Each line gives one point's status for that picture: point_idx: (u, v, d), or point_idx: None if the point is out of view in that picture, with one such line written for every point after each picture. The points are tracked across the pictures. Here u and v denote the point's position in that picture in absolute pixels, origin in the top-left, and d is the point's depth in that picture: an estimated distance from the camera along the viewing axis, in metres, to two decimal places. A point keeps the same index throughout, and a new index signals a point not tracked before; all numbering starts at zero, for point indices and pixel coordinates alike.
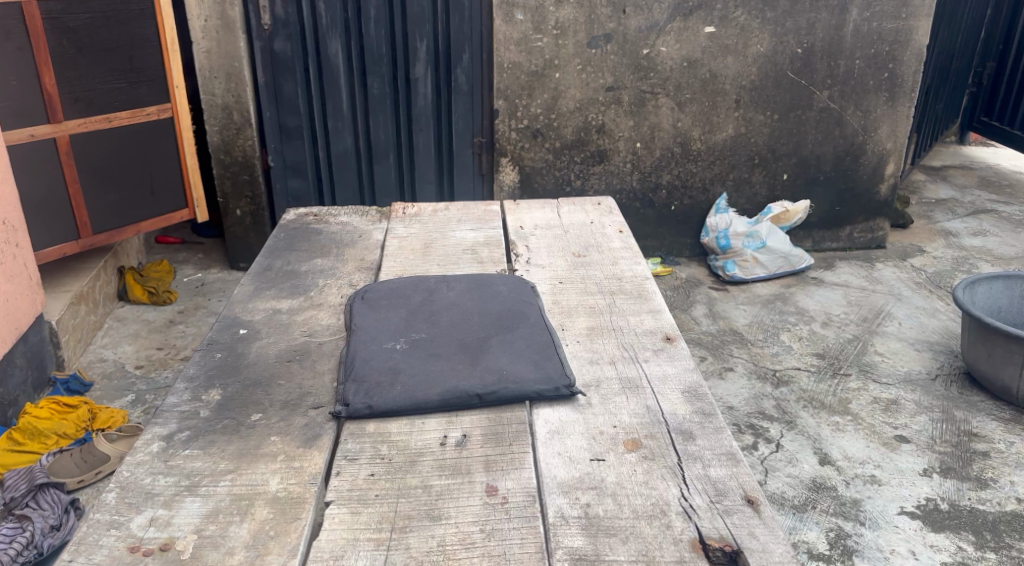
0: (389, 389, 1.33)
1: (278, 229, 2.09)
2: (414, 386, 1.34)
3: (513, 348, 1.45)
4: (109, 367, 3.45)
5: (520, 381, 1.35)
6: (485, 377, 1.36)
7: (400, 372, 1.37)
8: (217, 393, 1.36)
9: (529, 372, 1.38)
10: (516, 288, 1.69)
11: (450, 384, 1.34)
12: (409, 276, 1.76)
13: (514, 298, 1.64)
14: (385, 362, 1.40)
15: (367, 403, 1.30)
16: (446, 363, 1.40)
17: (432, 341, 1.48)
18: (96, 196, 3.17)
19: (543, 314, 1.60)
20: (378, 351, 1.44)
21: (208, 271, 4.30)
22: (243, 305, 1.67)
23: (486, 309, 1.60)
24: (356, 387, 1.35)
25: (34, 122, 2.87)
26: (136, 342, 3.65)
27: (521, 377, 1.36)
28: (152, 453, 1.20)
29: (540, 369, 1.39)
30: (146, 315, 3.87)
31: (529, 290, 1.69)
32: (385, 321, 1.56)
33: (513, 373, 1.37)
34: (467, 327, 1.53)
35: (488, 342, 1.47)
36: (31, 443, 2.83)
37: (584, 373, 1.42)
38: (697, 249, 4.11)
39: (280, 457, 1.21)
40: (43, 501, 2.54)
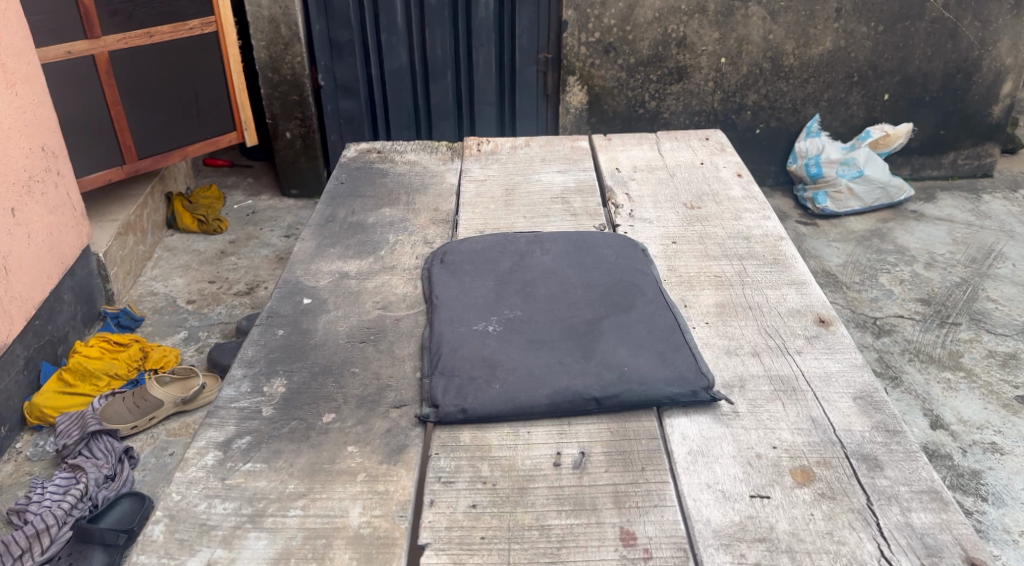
0: (485, 389, 1.09)
1: (339, 170, 1.83)
2: (515, 384, 1.09)
3: (632, 336, 1.19)
4: (160, 301, 3.28)
5: (648, 380, 1.10)
6: (602, 374, 1.10)
7: (499, 366, 1.12)
8: (282, 384, 1.14)
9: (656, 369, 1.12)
10: (623, 254, 1.40)
11: (562, 383, 1.09)
12: (495, 233, 1.50)
13: (624, 270, 1.36)
14: (478, 350, 1.15)
15: (463, 406, 1.06)
16: (551, 354, 1.15)
17: (533, 322, 1.22)
18: (140, 119, 2.94)
19: (661, 287, 1.33)
20: (468, 335, 1.19)
21: (258, 198, 4.08)
22: (304, 267, 1.43)
23: (593, 281, 1.33)
24: (446, 382, 1.10)
25: (70, 38, 2.63)
26: (187, 274, 3.47)
27: (648, 374, 1.11)
28: (208, 468, 0.99)
29: (670, 366, 1.13)
30: (196, 246, 3.68)
31: (641, 258, 1.41)
32: (471, 294, 1.30)
33: (637, 369, 1.12)
34: (572, 307, 1.26)
35: (599, 328, 1.21)
36: (83, 385, 2.67)
37: (721, 369, 1.17)
38: (783, 181, 3.73)
39: (361, 476, 0.98)
40: (96, 450, 2.38)
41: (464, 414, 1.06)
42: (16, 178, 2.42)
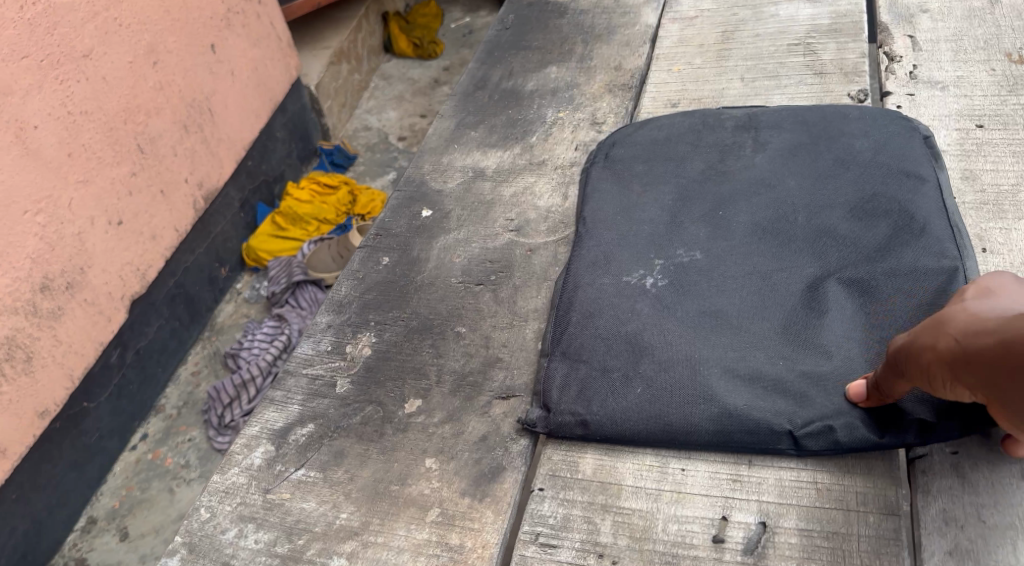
0: (620, 393, 0.73)
1: (507, 8, 1.42)
2: (666, 390, 0.72)
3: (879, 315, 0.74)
4: (373, 137, 3.14)
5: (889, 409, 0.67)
6: (808, 392, 0.70)
7: (648, 353, 0.75)
8: (368, 345, 0.86)
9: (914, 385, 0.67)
10: (886, 153, 0.89)
11: (744, 400, 0.70)
12: (694, 110, 1.04)
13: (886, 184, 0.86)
14: (622, 320, 0.78)
15: (584, 419, 0.73)
16: (732, 341, 0.75)
17: (718, 276, 0.81)
18: None
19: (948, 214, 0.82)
20: (615, 291, 0.81)
21: (477, 14, 3.71)
22: (435, 160, 1.11)
23: (830, 206, 0.85)
24: (568, 373, 0.76)
25: None
26: (400, 107, 3.28)
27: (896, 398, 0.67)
28: (253, 471, 0.76)
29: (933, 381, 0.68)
30: (411, 73, 3.43)
31: (921, 156, 0.88)
32: (633, 216, 0.90)
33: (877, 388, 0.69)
34: (789, 248, 0.82)
35: (825, 295, 0.76)
36: (294, 229, 2.44)
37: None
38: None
39: (435, 516, 0.70)
40: (303, 300, 2.24)
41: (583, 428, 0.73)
42: (216, 10, 2.09)
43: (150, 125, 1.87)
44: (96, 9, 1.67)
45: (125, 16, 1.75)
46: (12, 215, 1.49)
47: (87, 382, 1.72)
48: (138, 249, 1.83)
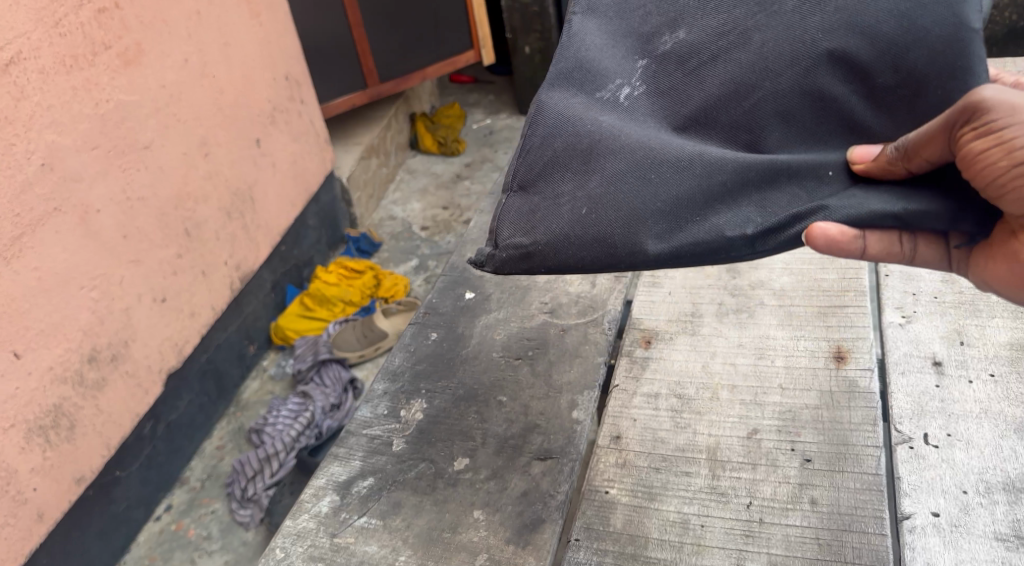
0: (566, 210, 0.85)
1: None
2: (609, 211, 0.83)
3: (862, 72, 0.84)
4: (397, 227, 3.32)
5: (850, 204, 0.81)
6: (765, 193, 0.83)
7: (597, 170, 0.85)
8: (420, 411, 0.97)
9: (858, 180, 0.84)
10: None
11: (678, 213, 0.82)
12: None
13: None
14: (577, 129, 0.87)
15: (527, 250, 0.85)
16: (674, 151, 0.85)
17: (675, 84, 0.91)
18: (382, 39, 2.91)
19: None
20: (578, 105, 0.89)
21: (498, 116, 3.96)
22: (475, 250, 1.24)
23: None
24: (520, 205, 0.88)
25: None
26: (424, 199, 3.47)
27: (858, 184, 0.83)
28: (320, 518, 0.85)
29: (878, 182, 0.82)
30: (434, 168, 3.64)
31: None
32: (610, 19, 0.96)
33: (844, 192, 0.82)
34: (752, 41, 0.88)
35: (797, 83, 0.86)
36: (320, 310, 2.60)
37: (992, 459, 0.85)
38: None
39: (483, 559, 0.80)
40: (327, 377, 2.36)
41: (537, 252, 0.85)
42: (261, 109, 2.31)
43: (198, 211, 2.04)
44: (159, 105, 1.86)
45: (183, 113, 1.94)
46: (69, 290, 1.63)
47: (121, 450, 1.82)
48: (177, 326, 1.97)
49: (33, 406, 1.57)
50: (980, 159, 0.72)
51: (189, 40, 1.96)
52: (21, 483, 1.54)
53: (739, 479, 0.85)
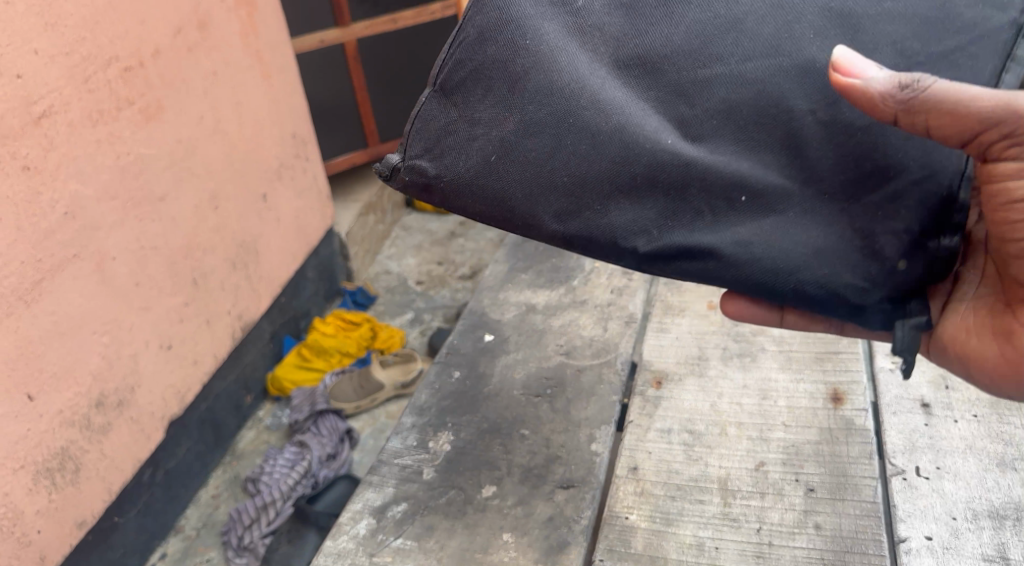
0: (472, 152, 0.97)
1: None
2: (510, 177, 0.96)
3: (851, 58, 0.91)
4: (393, 281, 3.40)
5: (767, 253, 0.94)
6: (675, 185, 0.94)
7: (508, 130, 0.96)
8: (447, 443, 1.05)
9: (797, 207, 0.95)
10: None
11: (556, 183, 0.95)
12: None
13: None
14: (506, 52, 0.96)
15: (428, 183, 0.99)
16: (581, 105, 0.93)
17: (622, 41, 0.97)
18: (388, 106, 3.36)
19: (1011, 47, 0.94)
20: (527, 31, 0.96)
21: None
22: (492, 296, 1.33)
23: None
24: (440, 117, 0.99)
25: (324, 27, 3.00)
26: (420, 254, 3.56)
27: (789, 227, 0.94)
28: (358, 539, 0.94)
29: (811, 228, 0.94)
30: (430, 226, 3.75)
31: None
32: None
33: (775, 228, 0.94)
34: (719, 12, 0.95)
35: (776, 58, 0.92)
36: (316, 360, 2.85)
37: (976, 488, 1.01)
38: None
39: None
40: (323, 428, 2.59)
41: (442, 186, 0.99)
42: (270, 166, 2.71)
43: (206, 259, 2.39)
44: (172, 162, 2.23)
45: (198, 169, 2.33)
46: (84, 334, 1.93)
47: (120, 496, 2.07)
48: (180, 373, 2.29)
49: (43, 448, 1.81)
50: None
51: (204, 97, 2.35)
52: (26, 525, 1.76)
53: (749, 507, 1.01)
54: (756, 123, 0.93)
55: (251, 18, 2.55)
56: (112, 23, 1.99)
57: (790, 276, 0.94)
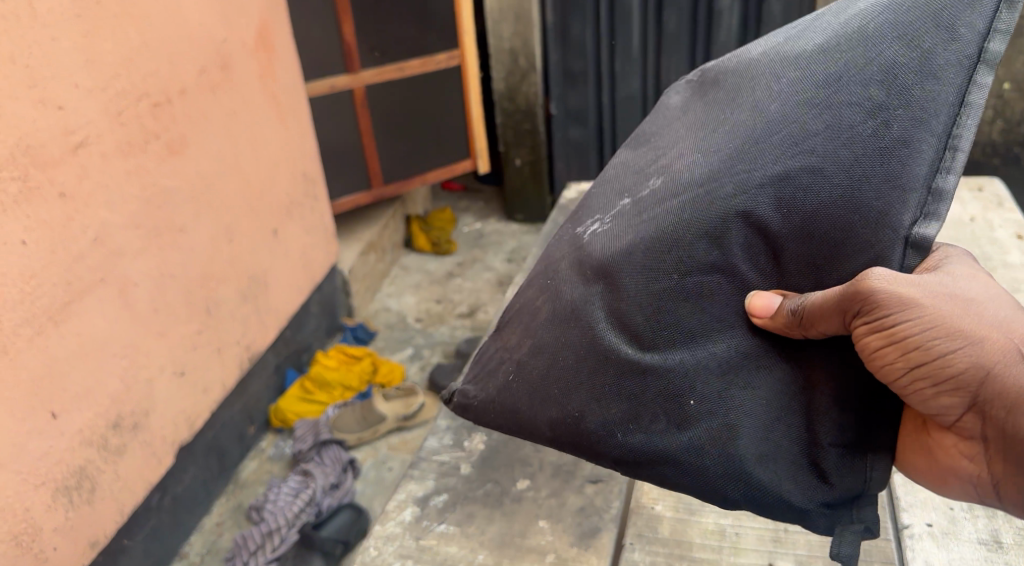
0: (497, 375, 1.19)
1: None
2: (510, 400, 1.16)
3: (800, 234, 0.98)
4: (392, 318, 3.48)
5: (717, 461, 1.01)
6: (646, 408, 1.04)
7: (514, 365, 1.16)
8: None
9: (745, 393, 1.02)
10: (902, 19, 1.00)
11: (549, 395, 1.11)
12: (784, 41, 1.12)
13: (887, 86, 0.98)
14: (536, 293, 1.18)
15: (465, 407, 1.24)
16: (558, 327, 1.10)
17: (586, 267, 1.09)
18: (391, 149, 3.49)
19: (950, 128, 0.97)
20: (542, 274, 1.19)
21: (488, 221, 4.21)
22: None
23: (792, 132, 1.01)
24: (485, 348, 1.27)
25: (334, 74, 3.15)
26: (418, 293, 3.65)
27: (736, 430, 1.01)
28: None
29: (763, 430, 1.02)
30: (427, 265, 3.85)
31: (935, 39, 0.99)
32: (619, 175, 1.20)
33: (726, 436, 1.01)
34: (683, 202, 1.04)
35: (729, 251, 1.01)
36: (318, 392, 2.90)
37: None
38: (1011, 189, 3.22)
39: None
40: (326, 458, 2.63)
41: (474, 405, 1.23)
42: (282, 204, 2.81)
43: (219, 290, 2.47)
44: (193, 195, 2.33)
45: (216, 203, 2.43)
46: (107, 356, 2.00)
47: (130, 519, 2.12)
48: (191, 400, 2.34)
49: (64, 466, 1.87)
50: (878, 355, 0.95)
51: (224, 135, 2.46)
52: (44, 541, 1.81)
53: None
54: (713, 324, 1.03)
55: (269, 62, 2.69)
56: (144, 63, 2.10)
57: (740, 474, 1.01)
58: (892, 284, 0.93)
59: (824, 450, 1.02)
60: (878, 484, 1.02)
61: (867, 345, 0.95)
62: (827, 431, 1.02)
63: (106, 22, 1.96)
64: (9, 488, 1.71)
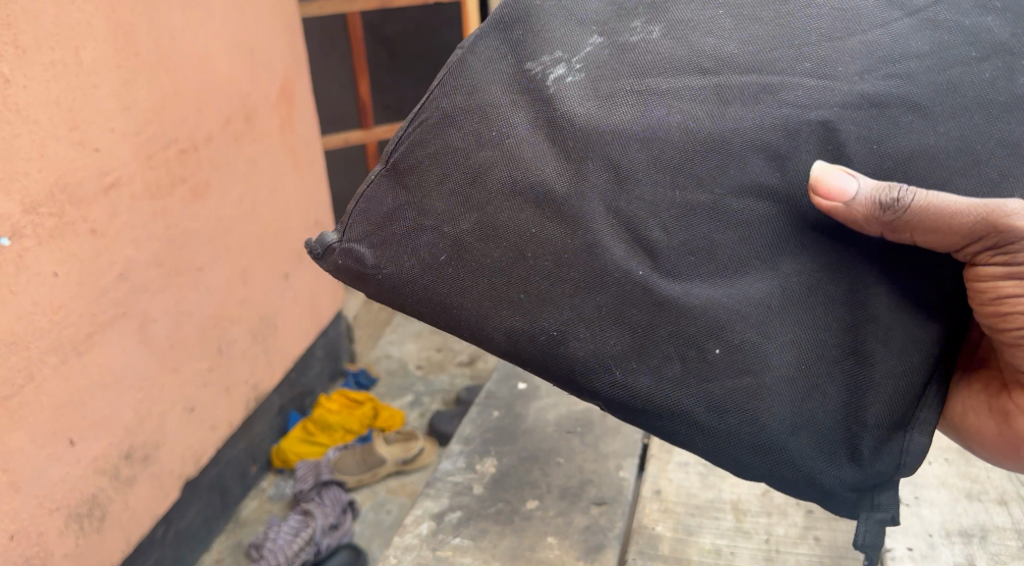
0: (415, 250, 1.02)
1: None
2: (457, 291, 1.00)
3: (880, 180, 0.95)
4: (393, 364, 3.55)
5: (739, 417, 0.97)
6: (656, 329, 0.96)
7: (458, 250, 1.00)
8: None
9: (781, 338, 0.97)
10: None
11: (508, 299, 0.99)
12: None
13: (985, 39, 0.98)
14: (473, 144, 1.00)
15: (362, 269, 1.04)
16: (537, 222, 0.97)
17: (571, 146, 0.97)
18: None
19: None
20: (480, 134, 1.00)
21: None
22: None
23: (872, 46, 0.97)
24: (380, 188, 1.04)
25: (348, 129, 3.30)
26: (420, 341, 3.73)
27: (767, 388, 0.96)
28: None
29: (813, 391, 0.98)
30: None
31: None
32: (576, 0, 1.04)
33: (758, 391, 0.96)
34: (722, 96, 0.96)
35: (798, 161, 0.95)
36: (320, 434, 2.96)
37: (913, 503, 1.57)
38: None
39: None
40: (326, 498, 2.65)
41: (382, 278, 1.03)
42: (294, 250, 2.91)
43: (231, 330, 2.55)
44: (213, 237, 2.43)
45: (233, 245, 2.53)
46: (124, 388, 2.07)
47: (133, 551, 2.17)
48: (199, 435, 2.40)
49: (76, 494, 1.93)
50: (1003, 296, 0.96)
51: (245, 181, 2.58)
52: None
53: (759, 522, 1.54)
54: (753, 259, 0.96)
55: (290, 114, 2.83)
56: (176, 110, 2.22)
57: (768, 441, 0.98)
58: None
59: (863, 428, 0.99)
60: (912, 465, 1.02)
61: (996, 284, 0.96)
62: (874, 405, 0.99)
63: (145, 71, 2.08)
64: (24, 511, 1.78)
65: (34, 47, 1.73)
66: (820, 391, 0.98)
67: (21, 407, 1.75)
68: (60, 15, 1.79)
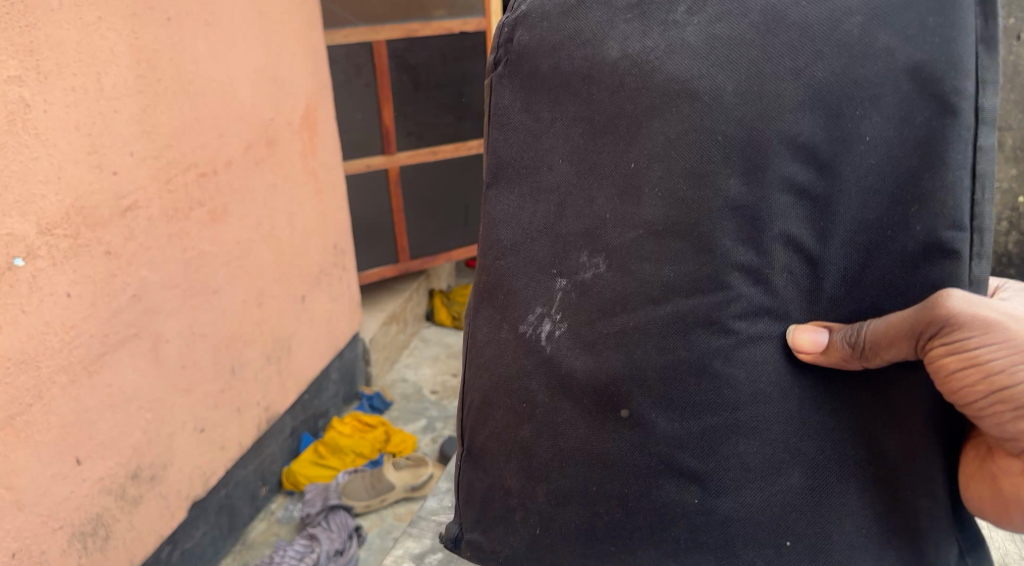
0: (513, 528, 1.03)
1: None
2: (557, 552, 1.00)
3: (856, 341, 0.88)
4: (408, 389, 3.55)
5: None
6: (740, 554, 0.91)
7: (531, 505, 1.00)
8: None
9: (836, 522, 0.89)
10: (857, 53, 0.85)
11: (602, 549, 0.97)
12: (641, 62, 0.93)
13: (906, 135, 0.85)
14: (510, 415, 1.02)
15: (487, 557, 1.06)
16: (585, 470, 0.96)
17: (596, 397, 0.95)
18: (419, 227, 3.64)
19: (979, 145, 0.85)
20: (508, 394, 1.02)
21: None
22: None
23: (795, 224, 0.88)
24: (473, 479, 1.08)
25: (370, 154, 3.32)
26: (436, 365, 3.72)
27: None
28: None
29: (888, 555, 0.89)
30: (447, 339, 3.93)
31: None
32: (521, 243, 1.02)
33: None
34: (676, 321, 0.91)
35: (776, 370, 0.89)
36: (330, 457, 2.97)
37: None
38: None
39: None
40: (333, 523, 2.66)
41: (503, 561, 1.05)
42: (311, 274, 2.93)
43: (245, 352, 2.57)
44: (229, 260, 2.46)
45: (249, 268, 2.56)
46: (134, 409, 2.09)
47: None
48: (207, 457, 2.41)
49: (82, 513, 1.95)
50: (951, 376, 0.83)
51: (264, 205, 2.61)
52: None
53: None
54: (783, 457, 0.90)
55: (312, 140, 2.86)
56: (194, 136, 2.25)
57: None
58: (975, 302, 0.82)
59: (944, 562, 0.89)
60: None
61: (942, 365, 0.83)
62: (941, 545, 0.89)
63: (165, 97, 2.11)
64: (27, 529, 1.79)
65: (54, 73, 1.77)
66: (880, 533, 0.90)
67: (28, 425, 1.77)
68: (83, 42, 1.83)
